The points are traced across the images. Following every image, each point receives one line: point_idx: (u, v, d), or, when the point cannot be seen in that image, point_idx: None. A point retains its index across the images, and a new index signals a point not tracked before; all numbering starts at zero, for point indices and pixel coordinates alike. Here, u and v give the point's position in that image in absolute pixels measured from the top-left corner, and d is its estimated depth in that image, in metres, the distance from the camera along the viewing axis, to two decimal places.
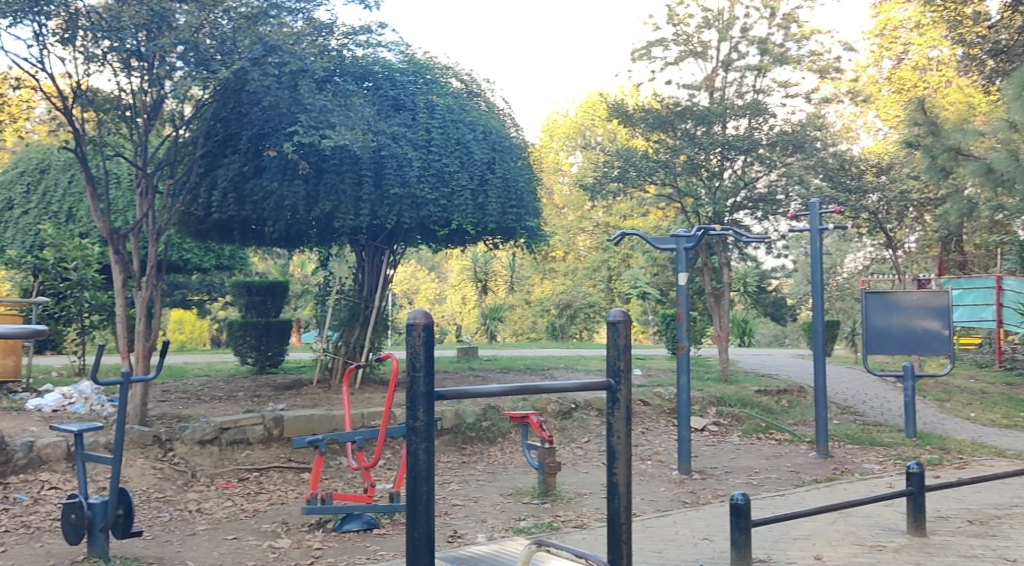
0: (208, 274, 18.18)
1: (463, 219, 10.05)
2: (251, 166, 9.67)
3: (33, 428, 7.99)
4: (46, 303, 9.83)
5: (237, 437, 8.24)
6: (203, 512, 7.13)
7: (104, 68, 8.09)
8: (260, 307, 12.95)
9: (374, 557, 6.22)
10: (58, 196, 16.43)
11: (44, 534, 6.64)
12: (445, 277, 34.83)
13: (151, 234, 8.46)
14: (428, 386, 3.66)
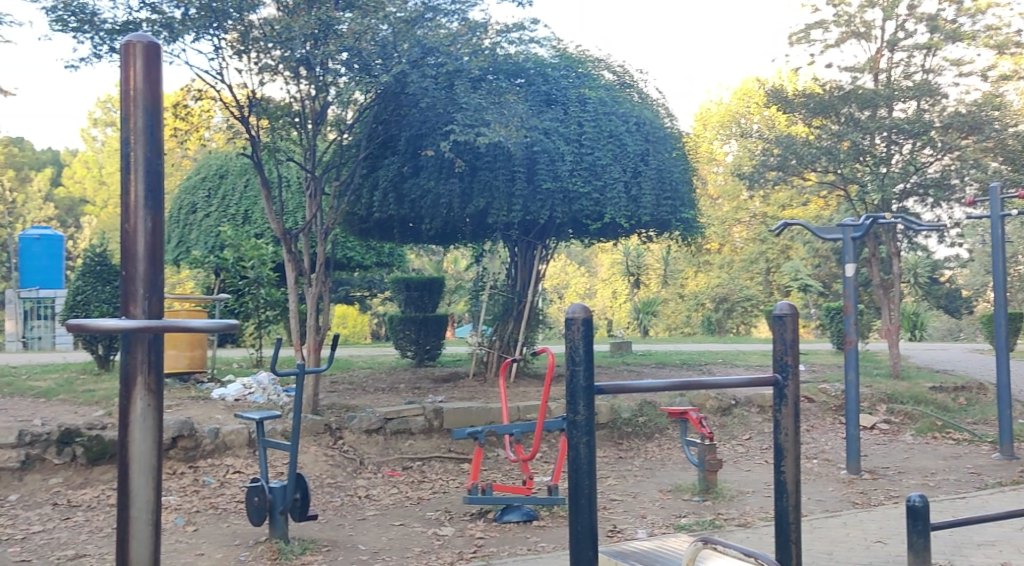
0: (370, 271, 18.81)
1: (616, 213, 10.01)
2: (409, 166, 9.90)
3: (219, 416, 8.45)
4: (227, 299, 10.38)
5: (400, 427, 8.48)
6: (371, 498, 7.37)
7: (276, 77, 8.42)
8: (419, 302, 13.27)
9: (536, 548, 6.28)
10: (235, 198, 17.34)
11: (230, 515, 7.03)
12: (596, 271, 34.85)
13: (320, 233, 8.80)
14: (588, 380, 3.61)
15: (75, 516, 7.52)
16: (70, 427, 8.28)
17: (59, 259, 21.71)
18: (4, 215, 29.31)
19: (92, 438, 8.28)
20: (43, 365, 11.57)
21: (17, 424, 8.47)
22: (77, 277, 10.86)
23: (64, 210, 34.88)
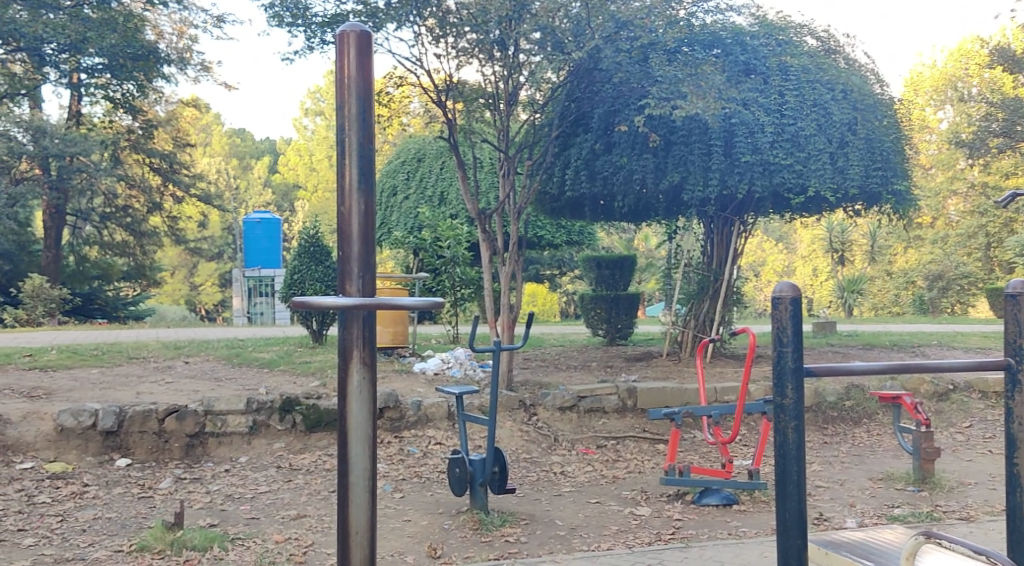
0: (560, 249, 18.98)
1: (822, 184, 9.53)
2: (602, 143, 9.88)
3: (420, 389, 8.71)
4: (426, 278, 10.67)
5: (594, 405, 8.44)
6: (567, 474, 7.38)
7: (471, 60, 8.52)
8: (610, 280, 13.21)
9: (737, 533, 6.11)
10: (432, 180, 17.85)
11: (434, 484, 7.23)
12: (795, 248, 33.75)
13: (513, 212, 8.85)
14: (797, 361, 3.40)
15: (296, 479, 8.00)
16: (290, 396, 8.81)
17: (277, 240, 22.93)
18: (228, 201, 31.61)
19: (309, 406, 8.78)
20: (265, 337, 12.33)
21: (244, 392, 9.08)
22: (293, 258, 11.46)
23: (279, 193, 37.05)
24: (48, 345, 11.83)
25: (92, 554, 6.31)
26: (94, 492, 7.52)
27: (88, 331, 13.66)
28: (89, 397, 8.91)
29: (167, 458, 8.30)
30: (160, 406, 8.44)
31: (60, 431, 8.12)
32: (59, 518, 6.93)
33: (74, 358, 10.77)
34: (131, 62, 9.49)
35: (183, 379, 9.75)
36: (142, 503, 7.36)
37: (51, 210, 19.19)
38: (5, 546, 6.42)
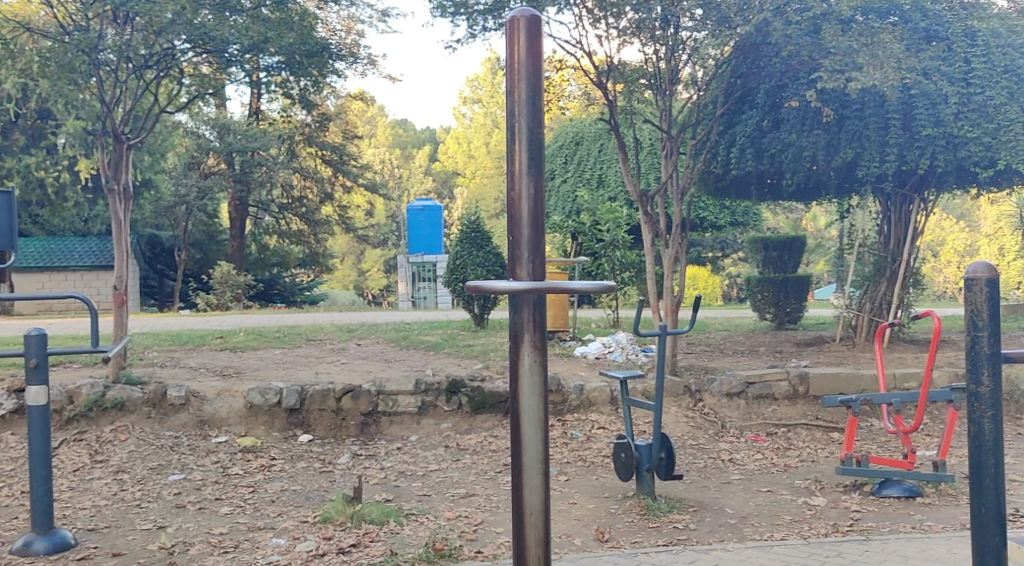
0: (722, 230, 18.61)
1: (1013, 157, 8.86)
2: (769, 119, 9.59)
3: (583, 373, 8.69)
4: (586, 262, 10.61)
5: (763, 391, 8.19)
6: (736, 462, 7.20)
7: (633, 40, 8.39)
8: (778, 262, 12.83)
9: (922, 527, 5.80)
10: (591, 163, 17.82)
11: (598, 468, 7.20)
12: (979, 226, 31.87)
13: (677, 193, 8.66)
14: (993, 347, 3.14)
15: (464, 458, 8.17)
16: (456, 377, 8.99)
17: (439, 226, 23.60)
18: (393, 189, 32.58)
19: (474, 389, 8.93)
20: (431, 321, 12.60)
21: (412, 373, 9.34)
22: (455, 243, 11.64)
23: (440, 181, 37.79)
24: (236, 328, 12.49)
25: (281, 524, 6.78)
26: (281, 465, 7.99)
27: (270, 315, 14.35)
28: (274, 377, 9.38)
29: (344, 435, 8.66)
30: (337, 386, 8.81)
31: (250, 408, 8.62)
32: (250, 489, 7.45)
33: (259, 340, 11.32)
34: (308, 59, 9.82)
35: (357, 360, 10.11)
36: (323, 477, 7.80)
37: (236, 202, 20.25)
38: (205, 514, 6.97)
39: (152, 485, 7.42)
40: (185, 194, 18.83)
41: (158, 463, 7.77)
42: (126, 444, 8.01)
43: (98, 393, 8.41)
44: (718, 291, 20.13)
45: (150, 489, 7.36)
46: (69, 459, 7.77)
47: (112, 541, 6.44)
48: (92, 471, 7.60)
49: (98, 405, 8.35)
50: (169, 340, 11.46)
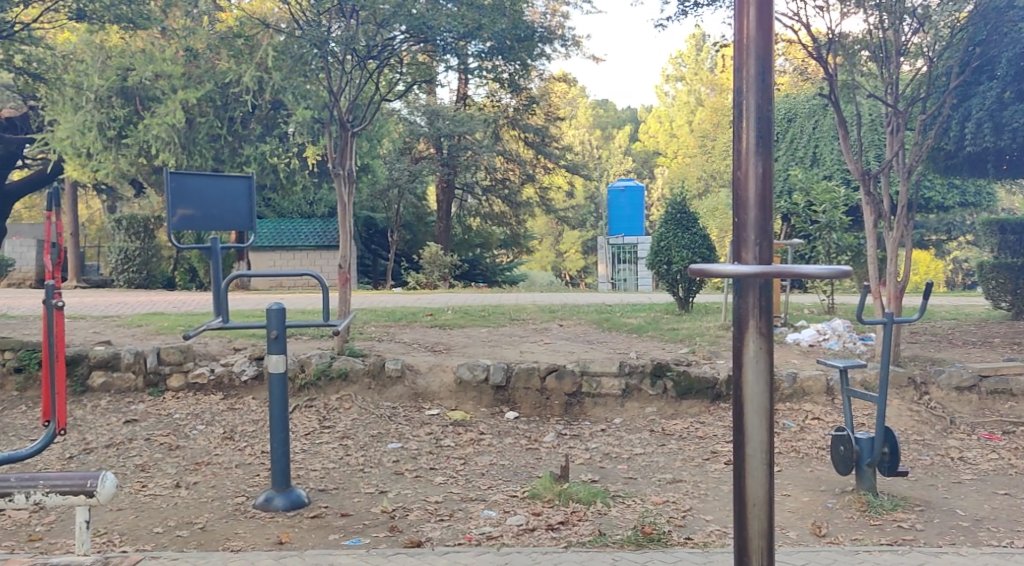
0: (949, 210, 17.50)
1: None
2: (1012, 90, 8.97)
3: (796, 361, 8.37)
4: (799, 245, 10.15)
5: (998, 386, 7.63)
6: (967, 461, 6.71)
7: (857, 11, 7.97)
8: (1016, 247, 11.89)
9: None
10: (803, 140, 17.19)
11: (813, 460, 6.89)
12: None
13: (903, 172, 8.15)
14: None
15: (670, 443, 8.03)
16: (661, 361, 8.88)
17: (641, 208, 23.52)
18: (595, 170, 32.63)
19: (680, 373, 8.79)
20: (634, 304, 12.47)
21: (617, 355, 9.31)
22: (660, 225, 11.47)
23: (640, 161, 37.52)
24: (445, 306, 12.79)
25: (492, 497, 7.01)
26: (490, 439, 8.19)
27: (479, 294, 14.65)
28: (481, 354, 9.59)
29: (549, 414, 8.74)
30: (542, 365, 8.91)
31: (459, 383, 8.89)
32: (462, 461, 7.73)
33: (466, 318, 11.56)
34: (520, 44, 9.96)
35: (561, 341, 10.14)
36: (530, 454, 7.91)
37: (443, 185, 20.77)
38: (421, 482, 7.33)
39: (373, 452, 7.88)
40: (398, 178, 19.62)
41: (378, 431, 8.24)
42: (350, 412, 8.54)
43: (325, 363, 8.98)
44: (942, 276, 18.96)
45: (372, 455, 7.83)
46: (302, 423, 8.36)
47: (340, 502, 6.96)
48: (320, 435, 8.17)
49: (325, 375, 8.90)
50: (385, 317, 11.89)
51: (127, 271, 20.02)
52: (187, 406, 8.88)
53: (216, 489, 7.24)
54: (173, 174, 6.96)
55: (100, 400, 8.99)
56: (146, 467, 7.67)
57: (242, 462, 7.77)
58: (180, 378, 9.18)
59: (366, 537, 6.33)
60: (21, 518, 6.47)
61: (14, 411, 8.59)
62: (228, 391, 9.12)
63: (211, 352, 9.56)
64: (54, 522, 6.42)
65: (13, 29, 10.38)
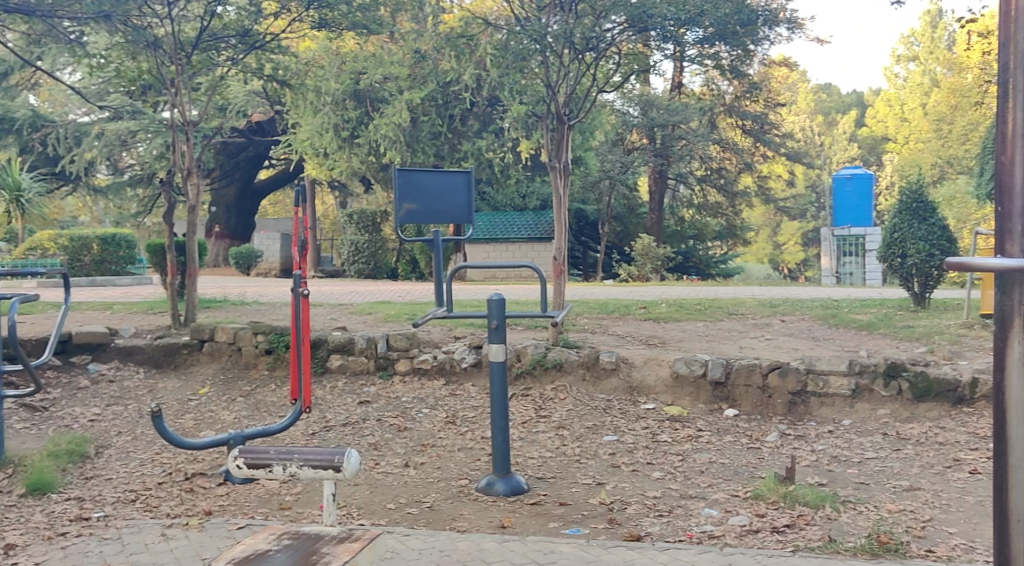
0: None
1: None
2: None
3: None
4: None
5: None
6: None
7: None
8: None
9: None
10: None
11: None
12: None
13: None
14: None
15: (906, 448, 7.55)
16: (897, 361, 8.37)
17: (869, 197, 22.38)
18: (818, 157, 31.43)
19: (917, 374, 8.25)
20: (862, 299, 11.83)
21: (846, 354, 8.86)
22: (894, 215, 10.85)
23: (867, 148, 35.80)
24: (659, 299, 12.62)
25: (712, 495, 6.83)
26: (709, 436, 7.99)
27: (693, 287, 14.38)
28: (699, 349, 9.39)
29: (771, 413, 8.43)
30: (764, 361, 8.60)
31: (676, 377, 8.73)
32: (680, 457, 7.58)
33: (682, 312, 11.36)
34: (743, 28, 9.72)
35: (783, 337, 9.76)
36: (751, 453, 7.65)
37: (657, 175, 20.54)
38: (638, 476, 7.25)
39: (589, 444, 7.87)
40: (611, 169, 19.49)
41: (593, 422, 8.23)
42: (566, 403, 8.57)
43: (541, 353, 9.10)
44: None
45: (588, 447, 7.82)
46: (519, 412, 8.48)
47: (558, 490, 6.98)
48: (537, 424, 8.25)
49: (541, 364, 9.02)
50: (598, 309, 11.86)
51: (357, 262, 21.21)
52: (413, 390, 9.21)
53: (442, 471, 7.46)
54: (401, 170, 7.22)
55: (337, 381, 9.50)
56: (377, 446, 8.04)
57: (464, 446, 7.95)
58: (407, 363, 9.53)
59: (585, 527, 6.32)
60: (272, 488, 6.92)
61: (265, 388, 9.20)
62: (450, 377, 9.37)
63: (434, 340, 9.86)
64: (301, 493, 6.81)
65: (265, 40, 11.19)
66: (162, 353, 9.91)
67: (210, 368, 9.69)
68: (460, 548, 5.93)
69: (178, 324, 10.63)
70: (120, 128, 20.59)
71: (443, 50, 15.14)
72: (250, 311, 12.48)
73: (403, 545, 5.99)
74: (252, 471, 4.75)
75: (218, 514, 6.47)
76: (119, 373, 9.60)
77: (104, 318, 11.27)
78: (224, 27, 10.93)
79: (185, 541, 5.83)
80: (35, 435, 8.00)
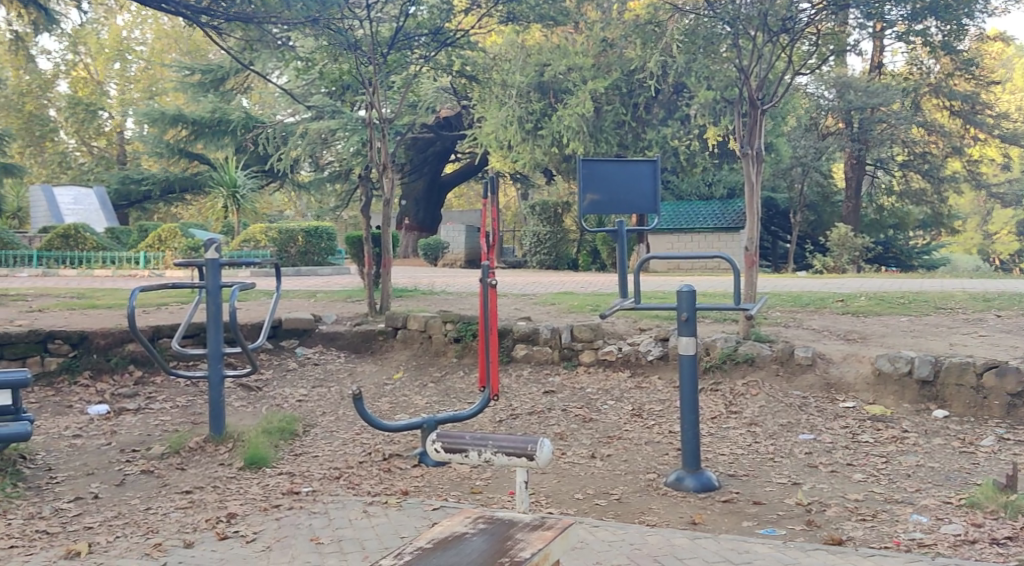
0: None
1: None
2: None
3: None
4: None
5: None
6: None
7: None
8: None
9: None
10: None
11: None
12: None
13: None
14: None
15: None
16: None
17: None
18: None
19: None
20: None
21: None
22: None
23: None
24: (858, 292, 12.02)
25: (921, 501, 6.43)
26: (915, 439, 7.53)
27: (895, 279, 13.62)
28: (905, 345, 8.88)
29: (986, 416, 7.86)
30: (979, 360, 8.02)
31: (879, 375, 8.29)
32: (884, 459, 7.18)
33: (884, 306, 10.77)
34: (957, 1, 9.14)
35: (999, 334, 9.08)
36: (965, 458, 7.15)
37: (854, 161, 19.63)
38: (838, 477, 6.91)
39: (783, 442, 7.59)
40: (803, 155, 19.23)
41: (788, 420, 7.93)
42: (758, 399, 8.30)
43: (731, 347, 8.86)
44: None
45: (782, 445, 7.54)
46: (708, 407, 8.28)
47: (751, 489, 6.75)
48: (727, 420, 8.03)
49: (731, 359, 8.78)
50: (791, 302, 11.43)
51: (538, 253, 21.34)
52: (598, 381, 9.15)
53: (629, 463, 7.37)
54: (585, 160, 7.17)
55: (523, 370, 9.56)
56: (563, 436, 8.03)
57: (652, 439, 7.82)
58: (592, 354, 9.50)
59: (782, 528, 6.08)
60: (464, 472, 7.02)
61: (454, 375, 9.38)
62: (636, 369, 9.26)
63: (619, 331, 9.77)
64: (491, 478, 6.88)
65: (456, 37, 11.41)
66: (360, 340, 10.28)
67: (403, 354, 9.97)
68: (651, 542, 5.81)
69: (374, 312, 10.99)
70: (321, 127, 21.56)
71: (633, 39, 14.99)
72: (440, 301, 12.75)
73: (593, 536, 5.93)
74: (449, 455, 4.79)
75: (414, 494, 6.62)
76: (322, 357, 10.00)
77: (308, 306, 11.80)
78: (417, 27, 11.15)
79: (385, 519, 5.98)
80: (250, 413, 8.45)
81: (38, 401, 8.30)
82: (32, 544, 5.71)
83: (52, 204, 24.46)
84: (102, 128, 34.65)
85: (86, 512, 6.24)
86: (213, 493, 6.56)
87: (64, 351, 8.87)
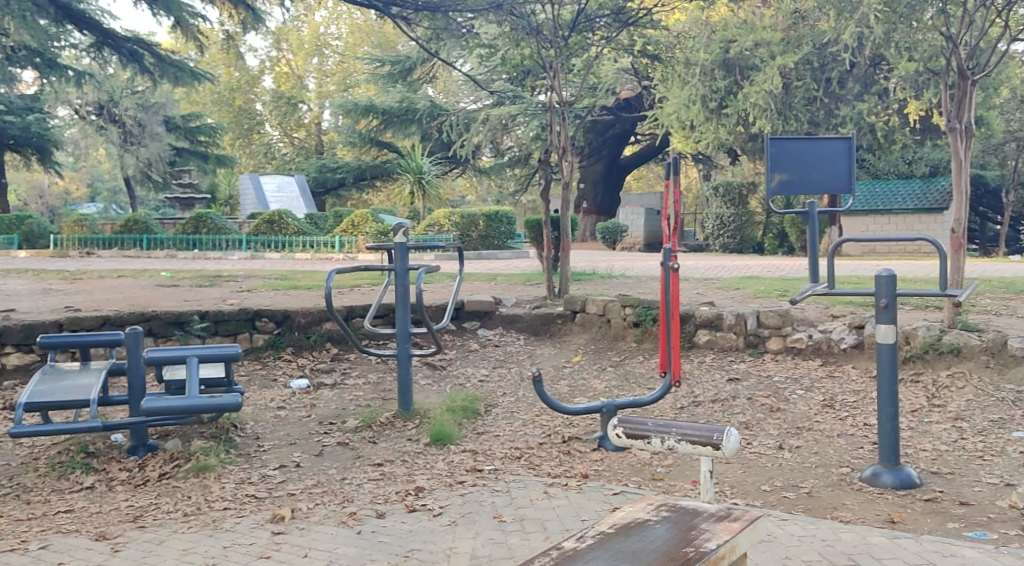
0: None
1: None
2: None
3: None
4: None
5: None
6: None
7: None
8: None
9: None
10: None
11: None
12: None
13: None
14: None
15: None
16: None
17: None
18: None
19: None
20: None
21: None
22: None
23: None
24: None
25: None
26: None
27: None
28: None
29: None
30: None
31: None
32: None
33: None
34: None
35: None
36: None
37: None
38: None
39: (994, 439, 6.97)
40: (1018, 128, 18.07)
41: (1000, 416, 7.29)
42: (964, 392, 7.67)
43: (935, 336, 8.25)
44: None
45: (993, 442, 6.93)
46: (908, 399, 7.73)
47: (958, 488, 6.23)
48: (930, 414, 7.47)
49: (934, 348, 8.17)
50: (1003, 288, 10.54)
51: (722, 236, 20.74)
52: (786, 369, 8.72)
53: (820, 456, 6.96)
54: (774, 138, 6.79)
55: (706, 356, 9.23)
56: (750, 425, 7.68)
57: (845, 432, 7.37)
58: (779, 341, 9.08)
59: (993, 532, 5.56)
60: (646, 458, 6.82)
61: (634, 360, 9.17)
62: (827, 358, 8.78)
63: (810, 317, 9.28)
64: (673, 466, 6.65)
65: (638, 16, 11.13)
66: (539, 323, 10.24)
67: (582, 337, 9.86)
68: (844, 540, 5.44)
69: (553, 295, 10.92)
70: (503, 112, 21.73)
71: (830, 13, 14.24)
72: (619, 284, 12.54)
73: (782, 530, 5.60)
74: (631, 441, 4.57)
75: (595, 478, 6.47)
76: (503, 339, 10.01)
77: (490, 288, 11.86)
78: (599, 8, 10.96)
79: (567, 501, 5.87)
80: (435, 391, 8.54)
81: (246, 374, 8.66)
82: (243, 507, 5.92)
83: (258, 192, 25.84)
84: (301, 120, 36.31)
85: (288, 479, 6.44)
86: (402, 467, 6.64)
87: (270, 328, 9.19)
